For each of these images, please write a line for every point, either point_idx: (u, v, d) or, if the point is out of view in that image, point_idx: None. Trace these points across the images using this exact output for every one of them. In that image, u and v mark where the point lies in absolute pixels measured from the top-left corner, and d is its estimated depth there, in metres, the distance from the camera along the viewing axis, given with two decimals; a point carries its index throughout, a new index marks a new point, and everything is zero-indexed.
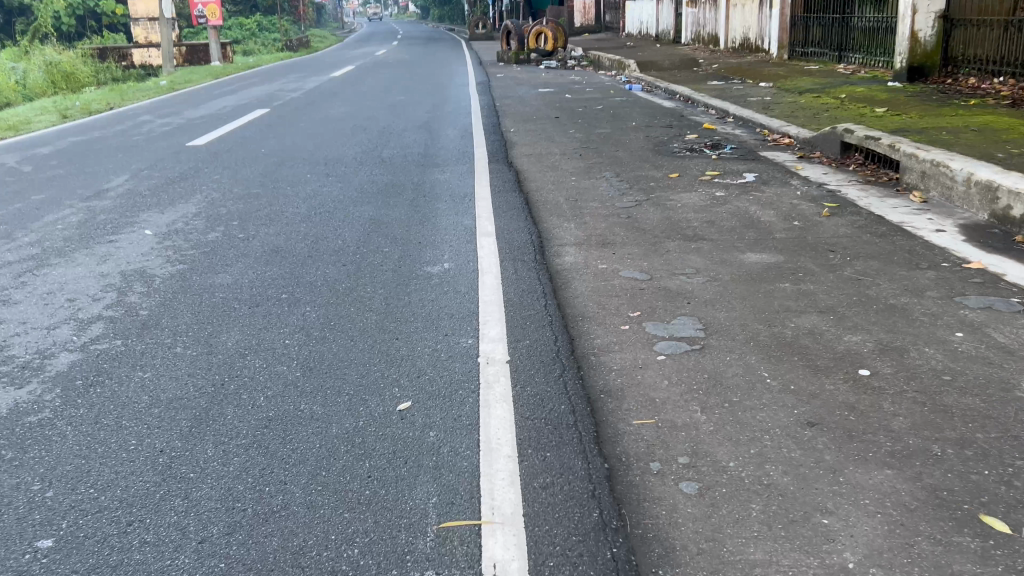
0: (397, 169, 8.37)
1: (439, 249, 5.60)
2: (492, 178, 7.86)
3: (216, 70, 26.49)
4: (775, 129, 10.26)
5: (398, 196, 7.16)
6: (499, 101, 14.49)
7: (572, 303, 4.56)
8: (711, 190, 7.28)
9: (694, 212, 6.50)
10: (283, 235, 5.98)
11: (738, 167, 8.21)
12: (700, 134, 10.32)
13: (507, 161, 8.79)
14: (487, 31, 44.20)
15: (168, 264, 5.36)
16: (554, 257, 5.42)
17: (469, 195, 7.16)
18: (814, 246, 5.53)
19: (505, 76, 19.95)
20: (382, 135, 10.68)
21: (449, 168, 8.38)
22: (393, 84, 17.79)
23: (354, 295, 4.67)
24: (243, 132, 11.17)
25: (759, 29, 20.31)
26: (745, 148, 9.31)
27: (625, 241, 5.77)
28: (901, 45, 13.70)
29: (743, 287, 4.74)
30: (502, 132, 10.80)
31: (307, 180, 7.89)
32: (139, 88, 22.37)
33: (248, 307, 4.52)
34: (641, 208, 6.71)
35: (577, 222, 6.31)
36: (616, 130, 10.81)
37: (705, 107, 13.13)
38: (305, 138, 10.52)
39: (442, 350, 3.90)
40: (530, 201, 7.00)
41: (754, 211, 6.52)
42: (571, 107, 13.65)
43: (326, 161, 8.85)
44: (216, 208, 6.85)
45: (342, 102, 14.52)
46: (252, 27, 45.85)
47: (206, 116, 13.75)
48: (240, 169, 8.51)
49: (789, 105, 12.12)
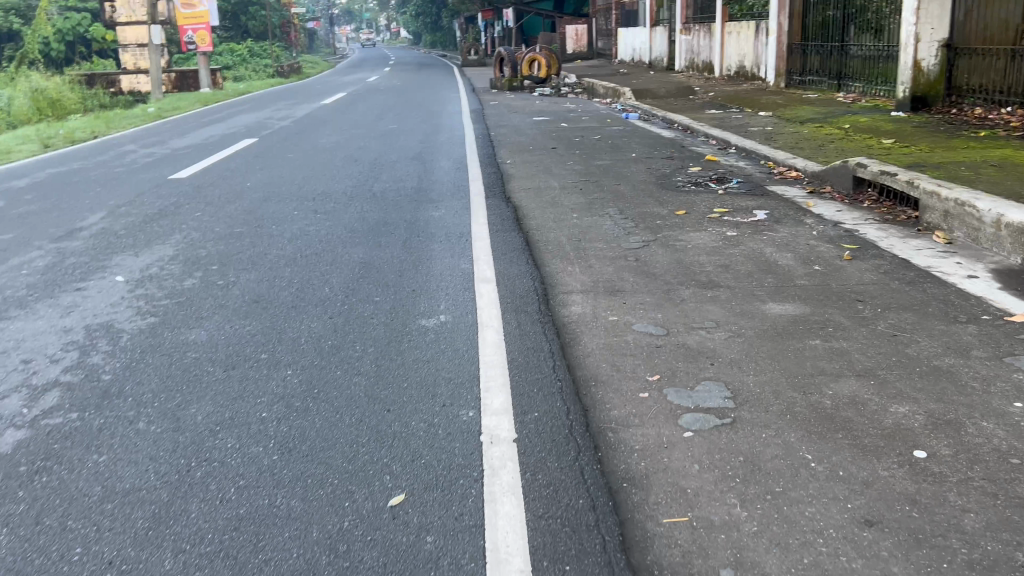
0: (389, 204, 7.96)
1: (434, 297, 5.17)
2: (489, 215, 7.44)
3: (205, 97, 26.15)
4: (781, 161, 9.90)
5: (390, 235, 6.75)
6: (494, 130, 14.13)
7: (582, 362, 4.12)
8: (722, 228, 6.88)
9: (706, 254, 6.09)
10: (265, 281, 5.54)
11: (747, 203, 7.82)
12: (703, 166, 9.95)
13: (504, 195, 8.39)
14: (479, 56, 44.06)
15: (138, 317, 4.90)
16: (560, 307, 4.99)
17: (466, 234, 6.75)
18: (840, 295, 5.12)
19: (499, 103, 19.62)
20: (372, 167, 10.27)
21: (444, 203, 7.97)
22: (385, 112, 17.44)
23: (341, 354, 4.22)
24: (228, 164, 10.74)
25: (755, 57, 20.08)
26: (752, 181, 8.93)
27: (635, 288, 5.35)
28: (904, 75, 13.37)
29: (771, 345, 4.32)
30: (498, 164, 10.40)
31: (293, 218, 7.47)
32: (125, 115, 21.94)
33: (222, 371, 4.06)
34: (649, 248, 6.31)
35: (581, 264, 5.89)
36: (616, 161, 10.43)
37: (705, 137, 12.81)
38: (292, 170, 10.09)
39: (438, 426, 3.44)
40: (530, 241, 6.58)
41: (769, 253, 6.11)
42: (568, 136, 13.29)
43: (313, 196, 8.42)
44: (195, 250, 6.40)
45: (332, 131, 14.12)
46: (243, 52, 45.63)
47: (190, 146, 13.30)
48: (223, 205, 8.09)
49: (792, 136, 11.79)
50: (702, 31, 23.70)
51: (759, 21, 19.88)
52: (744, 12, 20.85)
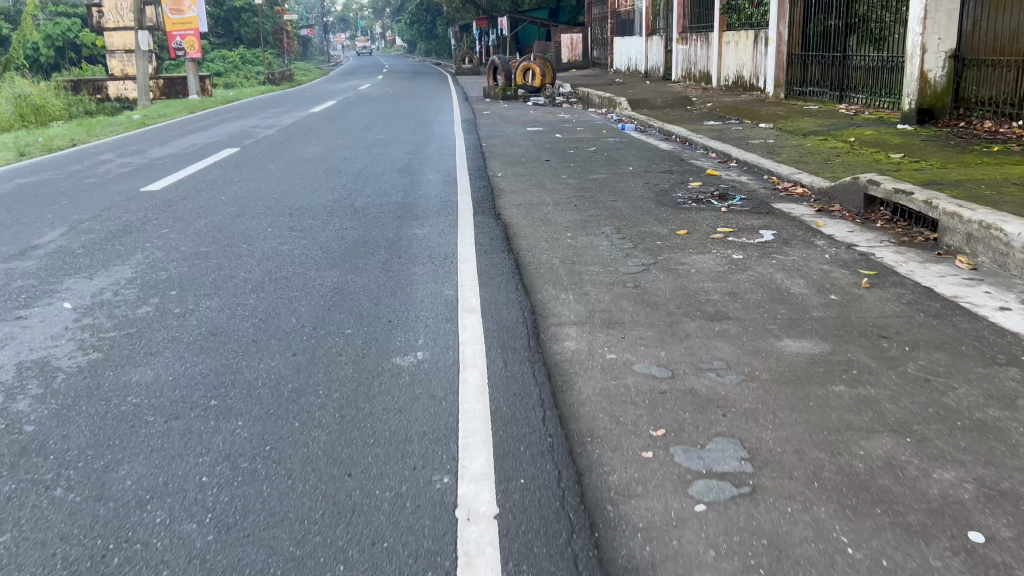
0: (370, 221, 7.45)
1: (412, 329, 4.65)
2: (478, 234, 6.94)
3: (192, 104, 25.65)
4: (786, 176, 9.43)
5: (369, 256, 6.23)
6: (486, 141, 13.66)
7: (577, 412, 3.61)
8: (727, 250, 6.39)
9: (712, 280, 5.60)
10: (227, 310, 5.02)
11: (752, 223, 7.35)
12: (704, 181, 9.46)
13: (493, 212, 7.89)
14: (473, 65, 43.64)
15: (79, 352, 4.37)
16: (553, 342, 4.49)
17: (452, 255, 6.25)
18: (861, 329, 4.63)
19: (492, 113, 19.14)
20: (357, 180, 9.77)
21: (429, 221, 7.47)
22: (374, 121, 16.97)
23: (300, 403, 3.70)
24: (204, 175, 10.23)
25: (754, 67, 19.66)
26: (756, 198, 8.46)
27: (634, 319, 4.86)
28: (909, 86, 12.90)
29: (790, 393, 3.82)
30: (488, 177, 9.92)
31: (266, 236, 6.96)
32: (109, 123, 21.46)
33: (163, 422, 3.54)
34: (649, 273, 5.81)
35: (576, 291, 5.39)
36: (611, 175, 9.94)
37: (705, 149, 12.36)
38: (272, 183, 9.59)
39: (406, 497, 2.92)
40: (521, 263, 6.09)
41: (780, 279, 5.63)
42: (561, 148, 12.83)
43: (291, 211, 7.92)
44: (155, 273, 5.89)
45: (318, 141, 13.64)
46: (235, 60, 45.26)
47: (170, 155, 12.80)
48: (193, 222, 7.57)
49: (796, 149, 11.34)
50: (699, 40, 23.31)
51: (758, 30, 19.47)
52: (743, 21, 20.45)
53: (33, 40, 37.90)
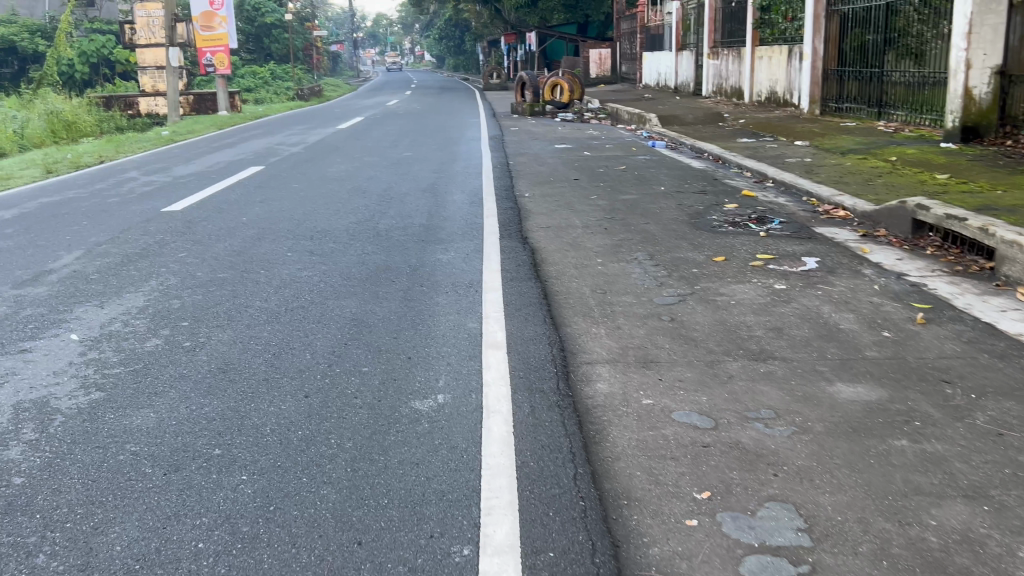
0: (393, 245, 7.19)
1: (432, 367, 4.35)
2: (504, 259, 6.65)
3: (221, 120, 25.71)
4: (826, 198, 9.04)
5: (390, 284, 5.96)
6: (513, 158, 13.41)
7: (610, 469, 3.28)
8: (768, 279, 6.04)
9: (754, 313, 5.25)
10: (239, 344, 4.75)
11: (793, 249, 6.99)
12: (739, 203, 9.10)
13: (520, 235, 7.60)
14: (501, 80, 43.55)
15: (80, 391, 4.11)
16: (584, 383, 4.16)
17: (476, 284, 5.95)
18: (920, 373, 4.25)
19: (520, 130, 18.89)
20: (381, 200, 9.54)
21: (454, 245, 7.20)
22: (400, 138, 16.80)
23: (310, 453, 3.41)
24: (227, 195, 10.06)
25: (787, 83, 19.26)
26: (796, 222, 8.08)
27: (672, 358, 4.52)
28: (953, 103, 12.49)
29: (847, 448, 3.46)
30: (515, 198, 9.65)
31: (285, 261, 6.72)
32: (138, 138, 21.55)
33: (162, 474, 3.27)
34: (686, 304, 5.47)
35: (608, 325, 5.06)
36: (643, 196, 9.61)
37: (739, 168, 11.99)
38: (294, 204, 9.39)
39: (420, 573, 2.61)
40: (549, 292, 5.78)
41: (827, 313, 5.26)
42: (590, 166, 12.52)
43: (312, 234, 7.69)
44: (168, 302, 5.65)
45: (343, 159, 13.46)
46: (265, 76, 45.65)
47: (194, 173, 12.67)
48: (212, 245, 7.37)
49: (834, 169, 10.94)
50: (731, 55, 22.93)
51: (792, 45, 19.06)
52: (777, 36, 20.06)
53: (68, 57, 38.43)
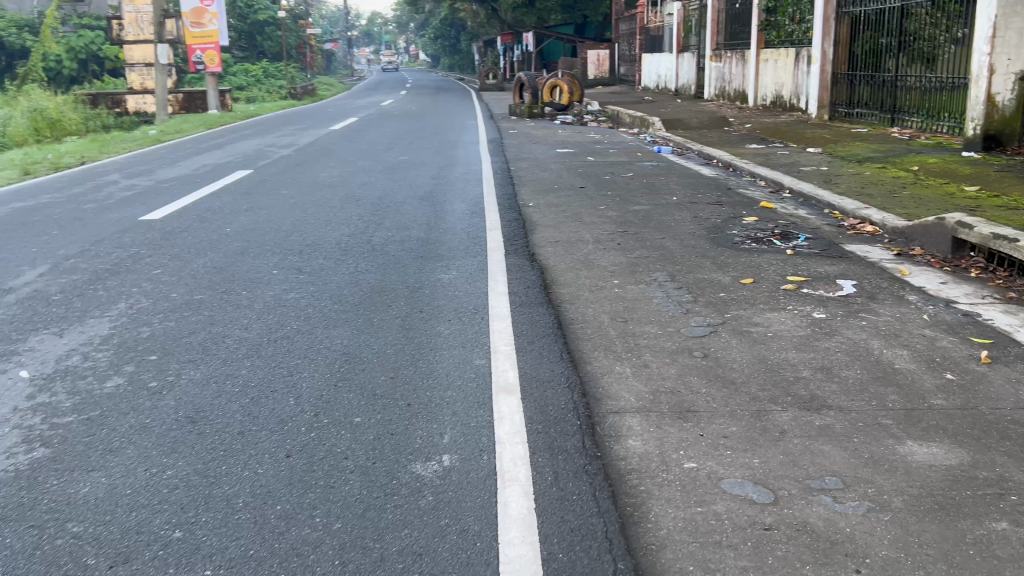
0: (389, 262, 6.58)
1: (435, 416, 3.75)
2: (511, 279, 6.06)
3: (210, 119, 25.04)
4: (851, 212, 8.48)
5: (386, 309, 5.36)
6: (514, 164, 12.82)
7: (657, 563, 2.70)
8: (804, 307, 5.47)
9: (795, 349, 4.68)
10: (213, 385, 4.15)
11: (825, 269, 6.42)
12: (759, 216, 8.53)
13: (527, 251, 7.02)
14: (497, 80, 42.94)
15: (21, 448, 3.50)
16: (613, 438, 3.57)
17: (482, 309, 5.35)
18: (1000, 429, 3.66)
19: (519, 133, 18.30)
20: (376, 209, 8.94)
21: (456, 262, 6.59)
22: (396, 141, 16.20)
23: (289, 540, 2.81)
24: (211, 202, 9.45)
25: (794, 86, 18.72)
26: (823, 238, 7.52)
27: (711, 405, 3.94)
28: (973, 110, 11.93)
29: (936, 532, 2.88)
30: (518, 207, 9.07)
31: (271, 280, 6.12)
32: (124, 138, 20.84)
33: (108, 568, 2.68)
34: (718, 336, 4.89)
35: (634, 362, 4.47)
36: (655, 207, 9.03)
37: (752, 176, 11.43)
38: (282, 213, 8.78)
39: None
40: (564, 321, 5.18)
41: (877, 349, 4.69)
42: (595, 173, 11.93)
43: (301, 248, 7.09)
44: (137, 330, 5.05)
45: (335, 162, 12.84)
46: (258, 74, 45.01)
47: (177, 177, 12.00)
48: (190, 260, 6.75)
49: (854, 179, 10.38)
50: (734, 58, 22.37)
51: (799, 48, 18.50)
52: (783, 38, 19.52)
53: (56, 53, 37.74)
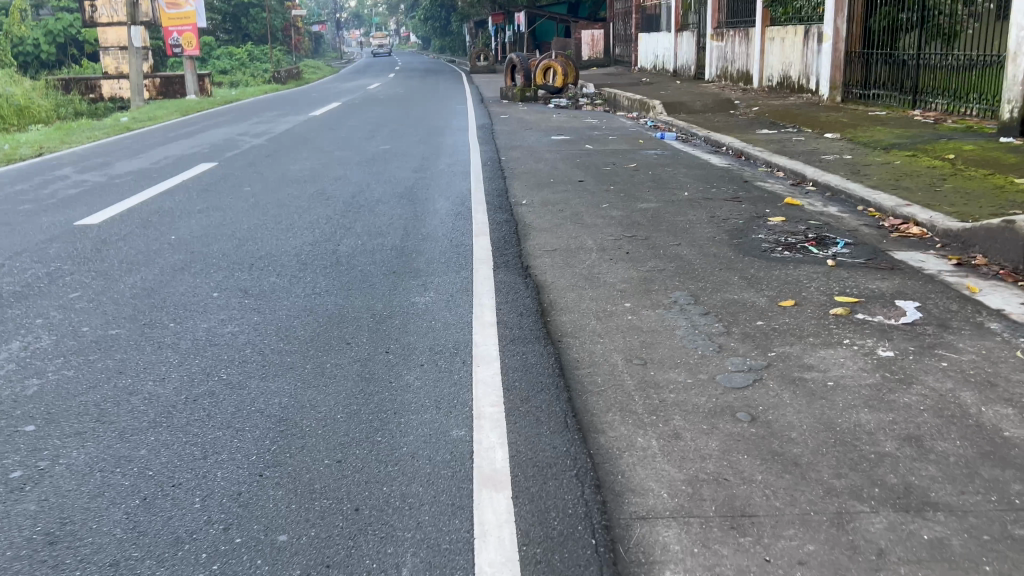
0: (355, 280, 5.50)
1: (389, 532, 2.68)
2: (501, 303, 4.99)
3: (188, 105, 23.82)
4: (890, 210, 7.45)
5: (345, 349, 4.27)
6: (505, 153, 11.72)
7: None
8: (865, 342, 4.41)
9: (867, 407, 3.63)
10: (97, 478, 3.06)
11: (876, 286, 5.37)
12: (785, 215, 7.47)
13: (520, 263, 5.94)
14: (489, 62, 41.72)
15: None
16: (641, 569, 2.51)
17: (465, 347, 4.27)
18: None
19: (511, 118, 17.16)
20: (347, 210, 7.84)
21: (434, 279, 5.51)
22: (379, 127, 15.08)
23: None
24: (162, 201, 8.34)
25: (802, 66, 17.60)
26: (865, 243, 6.47)
27: (772, 504, 2.87)
28: (1011, 91, 10.88)
29: None
30: (510, 206, 7.99)
31: (210, 305, 5.03)
32: (93, 126, 19.60)
33: None
34: (765, 388, 3.83)
35: (662, 431, 3.41)
36: (665, 205, 7.95)
37: (767, 166, 10.35)
38: (240, 215, 7.67)
39: None
40: (567, 364, 4.11)
41: (973, 405, 3.62)
42: (594, 163, 10.83)
43: (253, 262, 5.99)
44: (23, 383, 3.94)
45: (310, 153, 11.72)
46: (243, 56, 43.62)
47: (134, 172, 10.83)
48: (119, 279, 5.64)
49: (884, 169, 9.34)
50: (737, 36, 21.20)
51: (809, 25, 17.33)
52: (790, 15, 18.38)
53: (34, 37, 36.48)
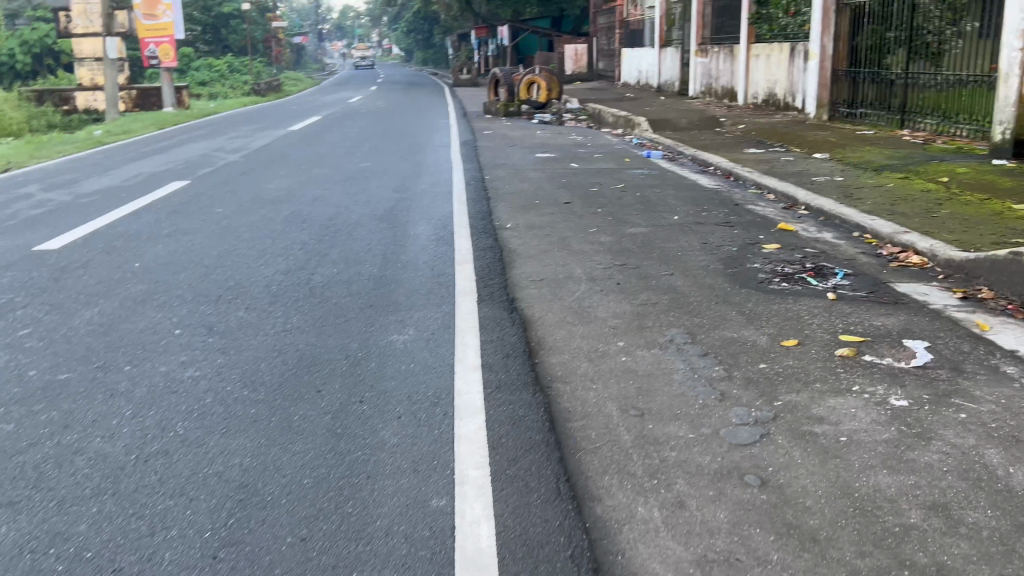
0: (330, 315, 5.15)
1: None
2: (486, 343, 4.66)
3: (165, 118, 23.36)
4: (888, 237, 7.19)
5: (316, 398, 3.92)
6: (489, 172, 11.42)
7: None
8: (876, 388, 4.11)
9: (886, 468, 3.32)
10: (25, 564, 2.69)
11: (882, 323, 5.09)
12: (780, 242, 7.20)
13: (505, 295, 5.62)
14: (472, 75, 41.49)
15: None
16: None
17: (446, 395, 3.94)
18: None
19: (494, 133, 16.88)
20: (324, 234, 7.48)
21: (413, 314, 5.17)
22: (359, 143, 14.73)
23: None
24: (129, 224, 7.95)
25: (788, 83, 17.45)
26: (864, 274, 6.21)
27: None
28: (1003, 112, 10.72)
29: None
30: (494, 231, 7.68)
31: (171, 345, 4.66)
32: (65, 139, 19.11)
33: None
34: (773, 445, 3.52)
35: (665, 498, 3.09)
36: (655, 230, 7.66)
37: (757, 187, 10.10)
38: (210, 239, 7.29)
39: None
40: (557, 415, 3.78)
41: (1001, 466, 3.33)
42: (580, 183, 10.55)
43: (221, 294, 5.63)
44: None
45: (287, 171, 11.35)
46: (223, 67, 43.14)
47: (102, 190, 10.40)
48: (75, 313, 5.26)
49: (877, 192, 9.12)
50: (722, 53, 21.07)
51: (794, 42, 17.19)
52: (775, 32, 18.25)
53: (9, 46, 35.86)
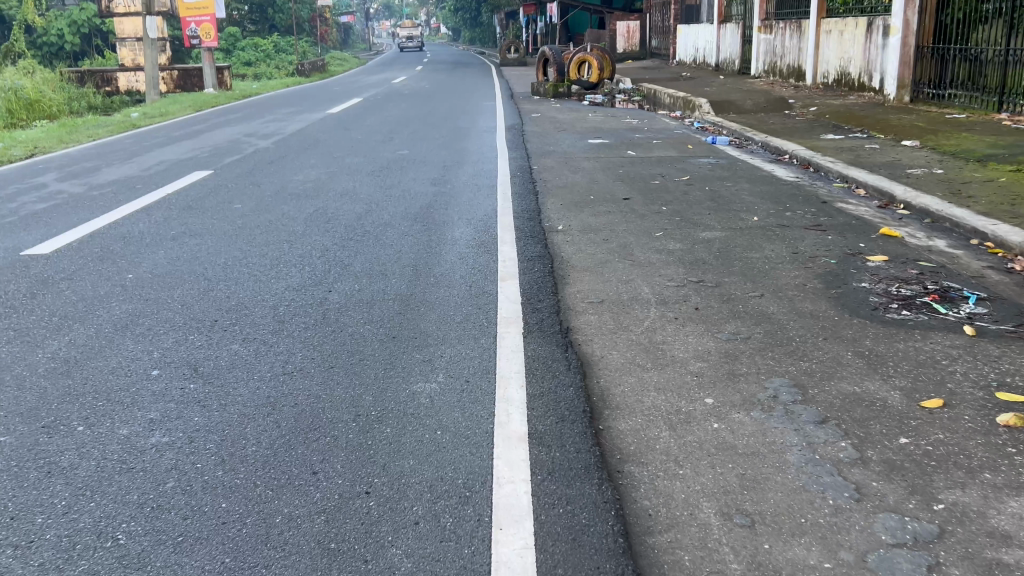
0: (344, 352, 4.17)
1: None
2: (536, 398, 3.62)
3: (204, 99, 22.68)
4: (1018, 248, 5.98)
5: (307, 488, 2.93)
6: (537, 161, 10.37)
7: None
8: None
9: None
10: None
11: None
12: (886, 251, 6.02)
13: (559, 325, 4.58)
14: (520, 55, 40.24)
15: None
16: None
17: (485, 487, 2.92)
18: None
19: (542, 116, 15.76)
20: (348, 237, 6.50)
21: (446, 352, 4.16)
22: (398, 128, 13.76)
23: None
24: (134, 222, 7.08)
25: (864, 61, 15.97)
26: (1003, 298, 5.02)
27: None
28: None
29: None
30: (543, 233, 6.64)
31: (141, 394, 3.72)
32: (100, 122, 18.43)
33: None
34: None
35: None
36: (732, 235, 6.53)
37: (844, 180, 8.87)
38: (219, 243, 6.37)
39: None
40: (636, 523, 2.73)
41: None
42: (639, 174, 9.43)
43: (215, 319, 4.68)
44: None
45: (318, 160, 10.40)
46: (268, 47, 42.49)
47: (117, 181, 9.55)
48: (38, 343, 4.34)
49: (988, 188, 7.86)
50: (789, 28, 19.56)
51: (872, 16, 15.69)
52: (849, 5, 16.75)
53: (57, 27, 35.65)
